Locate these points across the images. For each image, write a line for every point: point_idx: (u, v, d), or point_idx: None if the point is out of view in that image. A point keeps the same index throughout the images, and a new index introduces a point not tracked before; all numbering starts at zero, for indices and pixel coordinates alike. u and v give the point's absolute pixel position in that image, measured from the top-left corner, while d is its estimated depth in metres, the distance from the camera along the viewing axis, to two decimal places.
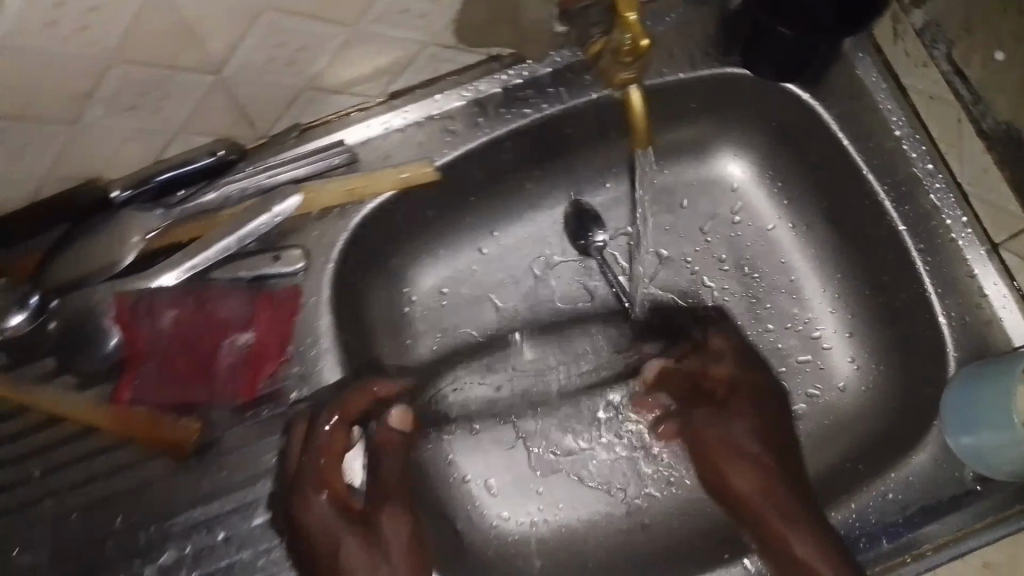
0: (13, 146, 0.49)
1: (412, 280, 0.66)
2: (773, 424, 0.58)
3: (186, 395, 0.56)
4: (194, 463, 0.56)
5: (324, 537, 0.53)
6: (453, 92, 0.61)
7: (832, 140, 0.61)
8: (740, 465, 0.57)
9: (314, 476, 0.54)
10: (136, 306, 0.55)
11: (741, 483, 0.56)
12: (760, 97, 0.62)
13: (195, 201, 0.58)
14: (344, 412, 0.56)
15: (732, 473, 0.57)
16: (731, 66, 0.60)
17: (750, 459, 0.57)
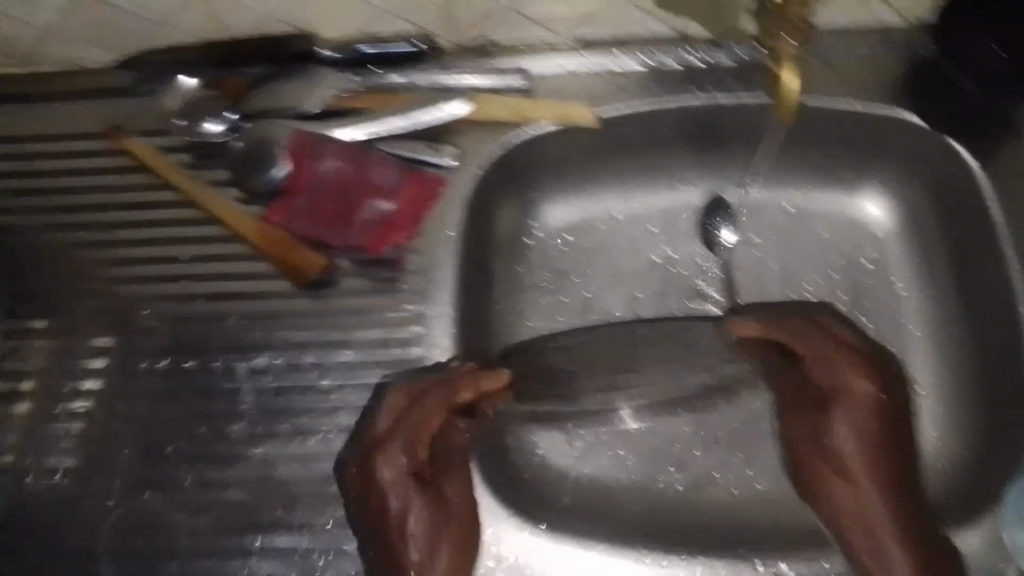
0: None
1: (540, 213, 0.71)
2: (879, 407, 0.58)
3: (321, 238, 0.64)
4: (310, 292, 0.64)
5: (393, 506, 0.56)
6: (635, 55, 0.65)
7: (979, 209, 0.61)
8: (819, 426, 0.58)
9: (402, 442, 0.57)
10: (310, 146, 0.64)
11: (832, 483, 0.57)
12: (918, 149, 0.64)
13: (384, 79, 0.66)
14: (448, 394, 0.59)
15: (838, 429, 0.57)
16: (905, 110, 0.63)
17: (844, 450, 0.57)
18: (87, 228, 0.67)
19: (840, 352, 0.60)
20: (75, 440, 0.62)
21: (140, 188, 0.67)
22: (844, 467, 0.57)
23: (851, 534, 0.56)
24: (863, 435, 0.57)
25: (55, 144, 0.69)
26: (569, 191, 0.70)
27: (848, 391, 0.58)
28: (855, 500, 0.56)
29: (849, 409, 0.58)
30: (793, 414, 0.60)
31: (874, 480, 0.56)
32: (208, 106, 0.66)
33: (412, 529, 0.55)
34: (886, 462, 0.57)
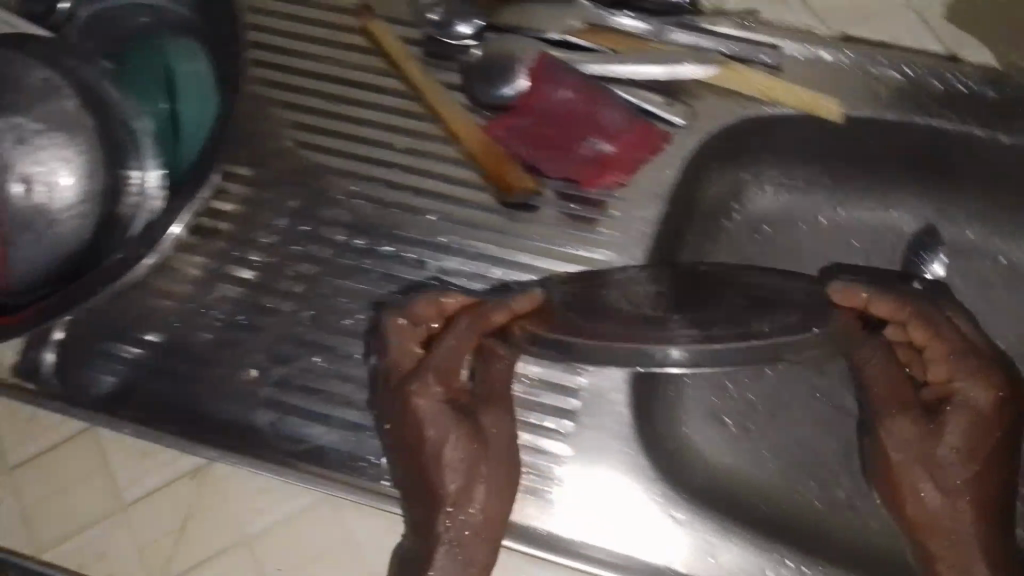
0: None
1: (746, 196, 0.70)
2: (989, 412, 0.51)
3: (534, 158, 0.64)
4: (511, 210, 0.64)
5: (418, 431, 0.51)
6: (897, 63, 0.62)
7: None
8: (927, 433, 0.52)
9: (440, 368, 0.52)
10: (551, 69, 0.63)
11: (920, 485, 0.52)
12: None
13: (629, 24, 0.65)
14: (488, 320, 0.53)
15: (949, 430, 0.51)
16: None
17: (946, 459, 0.51)
18: (309, 96, 0.69)
19: (964, 352, 0.53)
20: (243, 287, 0.64)
21: (369, 71, 0.69)
22: (947, 481, 0.51)
23: (941, 552, 0.51)
24: (971, 450, 0.51)
25: (301, 11, 0.71)
26: (780, 180, 0.69)
27: (967, 398, 0.52)
28: (946, 510, 0.51)
29: (965, 415, 0.51)
30: (887, 418, 0.53)
31: (975, 496, 0.51)
32: (456, 8, 0.67)
33: (455, 467, 0.50)
34: (992, 482, 0.52)
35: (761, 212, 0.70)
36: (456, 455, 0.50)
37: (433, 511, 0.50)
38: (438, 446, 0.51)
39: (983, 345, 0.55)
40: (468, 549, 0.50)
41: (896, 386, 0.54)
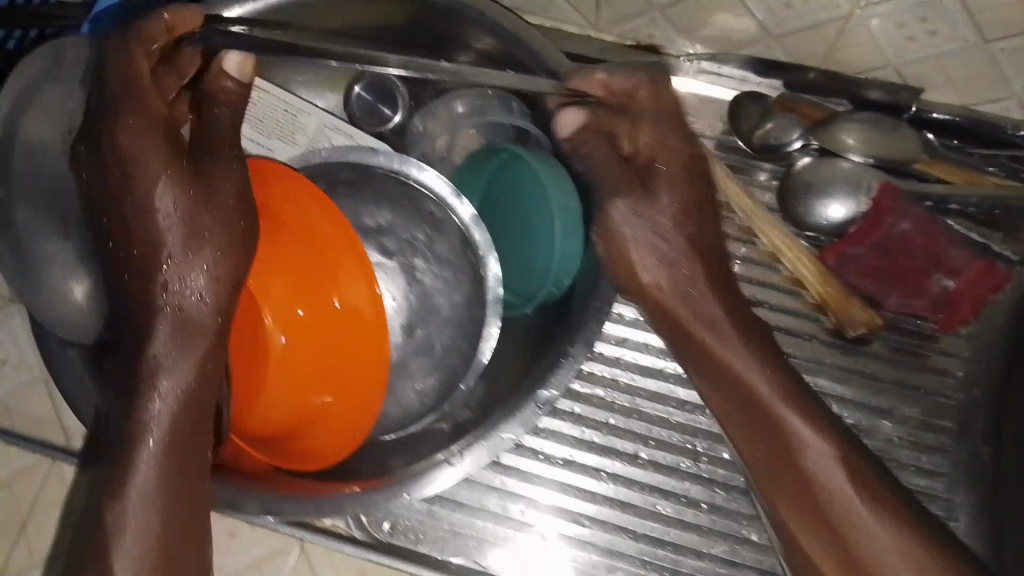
0: (940, 28, 0.56)
1: None
2: (698, 232, 0.50)
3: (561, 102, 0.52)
4: (849, 346, 0.60)
5: (140, 232, 0.42)
6: None
7: None
8: (649, 205, 0.50)
9: (117, 95, 0.42)
10: (896, 201, 0.60)
11: (641, 253, 0.50)
12: None
13: (963, 154, 0.63)
14: (149, 40, 0.43)
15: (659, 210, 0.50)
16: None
17: (678, 257, 0.49)
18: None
19: (681, 164, 0.51)
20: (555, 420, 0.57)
21: None
22: (662, 261, 0.49)
23: (677, 312, 0.49)
24: (692, 276, 0.49)
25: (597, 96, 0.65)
26: None
27: (694, 228, 0.50)
28: (672, 280, 0.49)
29: (694, 256, 0.50)
30: (615, 196, 0.50)
31: (711, 315, 0.48)
32: (786, 124, 0.64)
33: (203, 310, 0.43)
34: (737, 320, 0.48)
35: None
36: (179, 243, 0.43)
37: (148, 322, 0.42)
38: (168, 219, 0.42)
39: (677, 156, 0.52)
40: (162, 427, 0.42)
41: (687, 240, 0.50)
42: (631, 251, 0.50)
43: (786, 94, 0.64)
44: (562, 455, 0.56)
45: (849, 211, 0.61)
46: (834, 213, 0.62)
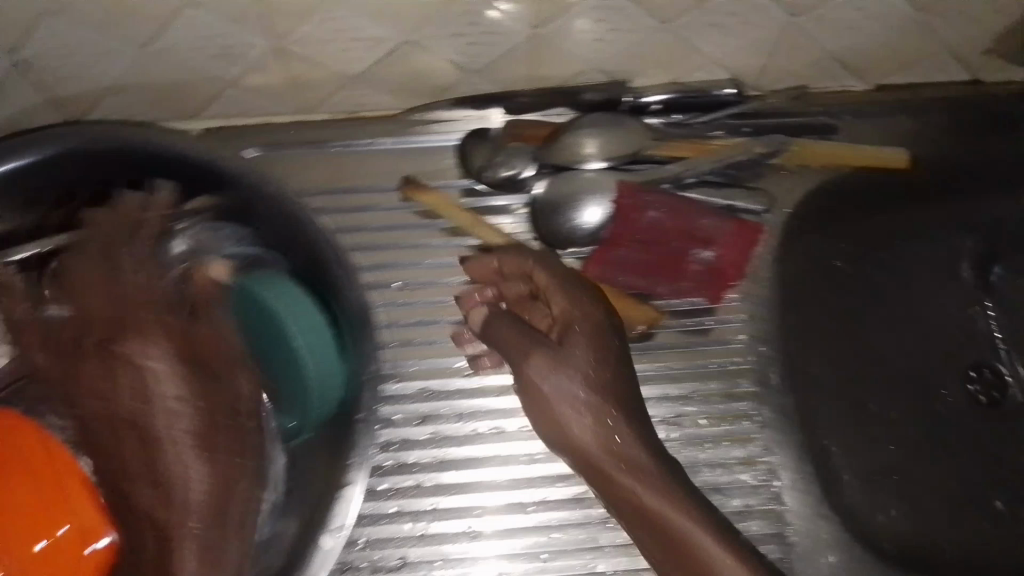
0: (611, 26, 0.58)
1: (820, 255, 0.69)
2: (613, 377, 0.53)
3: (488, 272, 0.59)
4: (639, 347, 0.61)
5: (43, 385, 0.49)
6: (925, 102, 0.68)
7: None
8: (554, 366, 0.52)
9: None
10: (633, 195, 0.62)
11: (561, 410, 0.52)
12: None
13: (690, 126, 0.65)
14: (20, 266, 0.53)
15: (567, 359, 0.53)
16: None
17: (595, 402, 0.52)
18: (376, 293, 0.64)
19: (593, 326, 0.54)
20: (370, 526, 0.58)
21: (435, 244, 0.65)
22: (582, 410, 0.52)
23: (593, 455, 0.52)
24: (603, 411, 0.52)
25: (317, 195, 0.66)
26: (837, 246, 0.70)
27: (613, 377, 0.53)
28: (592, 428, 0.52)
29: (619, 401, 0.53)
30: (528, 357, 0.53)
31: (631, 450, 0.52)
32: (514, 156, 0.64)
33: (207, 476, 0.47)
34: (643, 443, 0.52)
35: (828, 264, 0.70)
36: (179, 397, 0.47)
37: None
38: (168, 380, 0.48)
39: (575, 310, 0.55)
40: (146, 522, 0.46)
41: (605, 387, 0.52)
42: (546, 406, 0.53)
43: (512, 120, 0.64)
44: (399, 556, 0.57)
45: (600, 216, 0.62)
46: (592, 216, 0.62)
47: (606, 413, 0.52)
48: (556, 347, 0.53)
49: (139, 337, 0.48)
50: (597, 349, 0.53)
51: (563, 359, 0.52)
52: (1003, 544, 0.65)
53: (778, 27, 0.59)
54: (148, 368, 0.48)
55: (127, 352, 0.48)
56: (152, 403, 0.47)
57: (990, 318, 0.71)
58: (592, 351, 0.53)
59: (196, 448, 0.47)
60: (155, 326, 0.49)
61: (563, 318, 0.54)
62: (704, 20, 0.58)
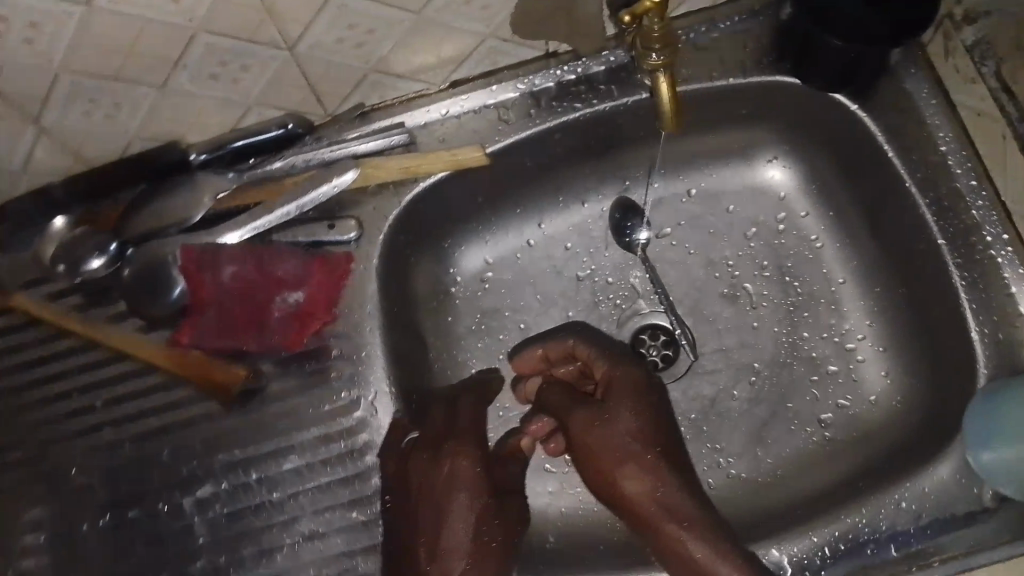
0: (108, 104, 0.56)
1: (455, 259, 0.70)
2: (658, 431, 0.58)
3: (535, 363, 0.66)
4: (239, 404, 0.61)
5: None
6: (509, 84, 0.64)
7: (891, 177, 0.61)
8: (603, 418, 0.58)
9: None
10: (201, 258, 0.60)
11: (614, 463, 0.57)
12: (823, 117, 0.63)
13: (264, 168, 0.63)
14: None
15: (617, 415, 0.58)
16: (836, 93, 0.61)
17: (631, 446, 0.57)
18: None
19: (634, 384, 0.60)
20: None
21: (35, 343, 0.64)
22: (643, 472, 0.56)
23: (635, 498, 0.56)
24: (649, 459, 0.57)
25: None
26: (473, 244, 0.70)
27: (654, 428, 0.58)
28: (637, 475, 0.56)
29: (667, 456, 0.57)
30: (580, 421, 0.59)
31: (662, 490, 0.56)
32: (83, 243, 0.62)
33: (476, 532, 0.56)
34: (675, 479, 0.57)
35: (468, 266, 0.71)
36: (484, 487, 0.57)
37: None
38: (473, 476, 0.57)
39: (628, 370, 0.61)
40: None
41: (649, 434, 0.57)
42: (607, 462, 0.57)
43: (85, 208, 0.63)
44: None
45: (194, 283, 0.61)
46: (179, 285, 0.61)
47: (657, 452, 0.57)
48: (606, 403, 0.59)
49: (454, 443, 0.58)
50: (649, 412, 0.58)
51: (625, 405, 0.58)
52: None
53: (279, 62, 0.56)
54: (458, 442, 0.58)
55: (443, 445, 0.58)
56: (441, 466, 0.57)
57: (646, 282, 0.71)
58: (631, 403, 0.58)
59: (473, 493, 0.56)
60: (464, 432, 0.59)
61: (611, 382, 0.61)
62: (200, 75, 0.55)
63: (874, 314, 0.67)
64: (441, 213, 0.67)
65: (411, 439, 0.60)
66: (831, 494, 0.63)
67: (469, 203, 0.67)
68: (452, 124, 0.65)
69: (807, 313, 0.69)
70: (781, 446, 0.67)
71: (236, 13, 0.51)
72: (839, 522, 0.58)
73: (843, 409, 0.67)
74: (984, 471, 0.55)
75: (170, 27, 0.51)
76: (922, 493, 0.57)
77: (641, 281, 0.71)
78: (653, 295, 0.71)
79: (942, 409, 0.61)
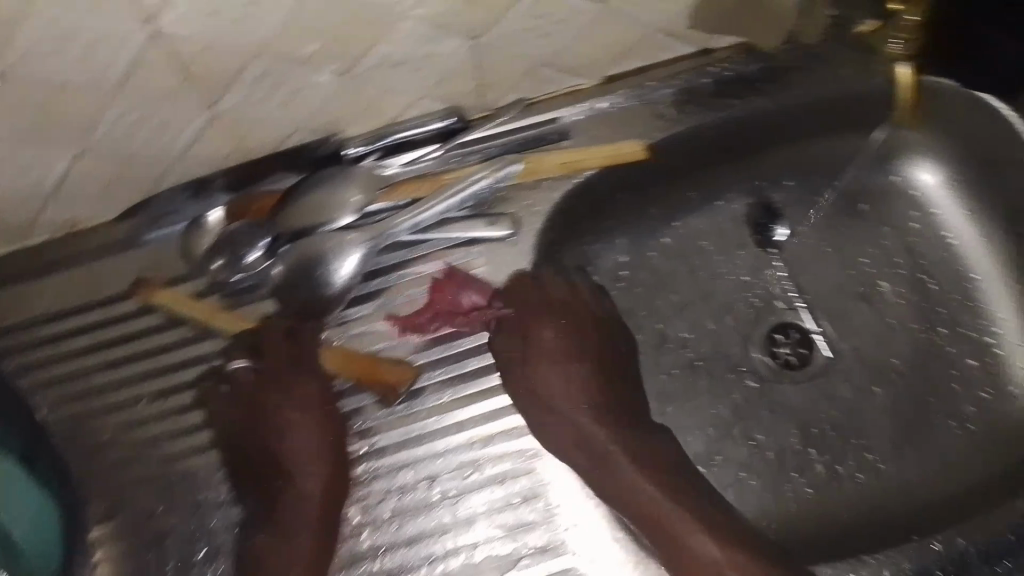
0: (287, 92, 0.54)
1: (593, 258, 0.70)
2: (572, 369, 0.61)
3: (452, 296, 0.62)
4: (403, 408, 0.59)
5: None
6: (666, 81, 0.64)
7: None
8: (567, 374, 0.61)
9: None
10: (454, 275, 0.62)
11: (580, 413, 0.59)
12: (976, 117, 0.64)
13: (418, 163, 0.62)
14: None
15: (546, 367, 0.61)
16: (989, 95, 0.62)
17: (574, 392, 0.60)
18: (110, 428, 0.60)
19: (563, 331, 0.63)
20: None
21: (180, 345, 0.61)
22: (588, 409, 0.59)
23: (579, 434, 0.58)
24: (600, 417, 0.59)
25: (29, 332, 0.62)
26: (610, 244, 0.71)
27: (558, 367, 0.61)
28: (592, 417, 0.59)
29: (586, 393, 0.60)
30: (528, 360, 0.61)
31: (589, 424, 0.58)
32: (238, 239, 0.61)
33: (325, 458, 0.58)
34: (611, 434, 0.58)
35: (605, 264, 0.71)
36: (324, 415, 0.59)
37: None
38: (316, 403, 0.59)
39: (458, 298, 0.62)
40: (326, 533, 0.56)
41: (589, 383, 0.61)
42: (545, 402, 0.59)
43: (236, 198, 0.62)
44: None
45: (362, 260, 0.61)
46: (346, 268, 0.60)
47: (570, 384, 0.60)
48: (532, 364, 0.61)
49: (297, 372, 0.60)
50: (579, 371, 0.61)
51: (555, 367, 0.61)
52: (814, 512, 0.65)
53: (460, 53, 0.55)
54: (302, 385, 0.60)
55: (280, 373, 0.60)
56: (267, 412, 0.59)
57: (783, 281, 0.71)
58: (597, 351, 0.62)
59: (320, 457, 0.58)
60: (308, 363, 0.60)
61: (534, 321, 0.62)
62: (384, 63, 0.54)
63: (1017, 311, 0.67)
64: (591, 209, 0.67)
65: (245, 366, 0.60)
66: (990, 486, 0.62)
67: (613, 195, 0.67)
68: (601, 119, 0.64)
69: (944, 309, 0.69)
70: (929, 442, 0.66)
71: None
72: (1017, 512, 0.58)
73: (986, 402, 0.66)
74: None
75: (376, 9, 0.49)
76: None
77: (777, 281, 0.71)
78: (793, 293, 0.70)
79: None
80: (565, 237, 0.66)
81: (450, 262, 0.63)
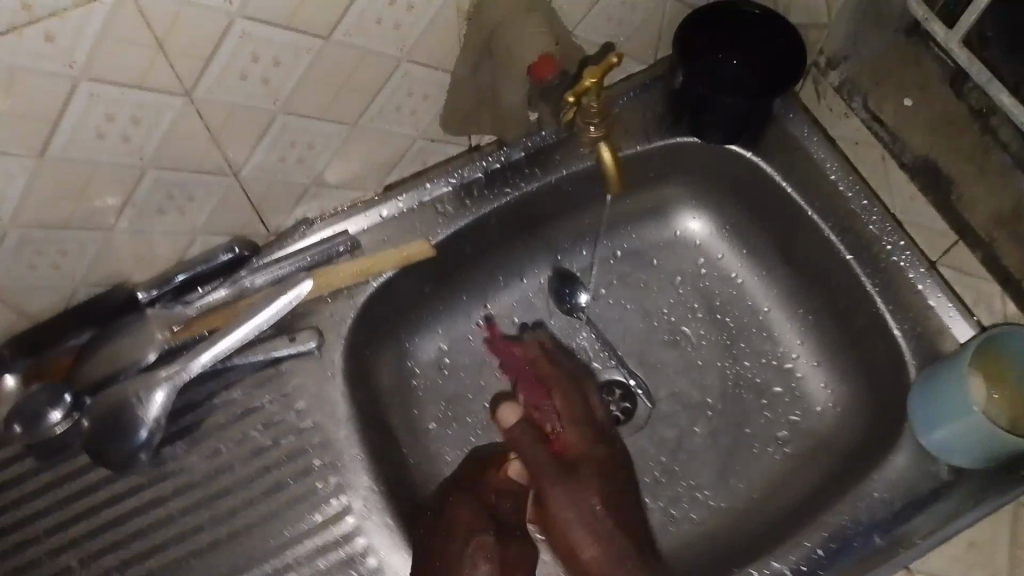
0: (56, 255, 0.55)
1: (411, 352, 0.72)
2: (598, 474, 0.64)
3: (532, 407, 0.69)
4: (226, 538, 0.60)
5: None
6: (441, 179, 0.68)
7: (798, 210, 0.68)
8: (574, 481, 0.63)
9: None
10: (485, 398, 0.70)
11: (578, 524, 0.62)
12: (728, 164, 0.70)
13: (211, 296, 0.63)
14: None
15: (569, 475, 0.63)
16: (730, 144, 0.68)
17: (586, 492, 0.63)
18: None
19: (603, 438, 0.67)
20: None
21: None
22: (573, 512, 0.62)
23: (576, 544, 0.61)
24: (602, 513, 0.62)
25: None
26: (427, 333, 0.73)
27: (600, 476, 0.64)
28: (585, 518, 0.62)
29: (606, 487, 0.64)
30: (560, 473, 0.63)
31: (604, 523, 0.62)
32: (36, 400, 0.61)
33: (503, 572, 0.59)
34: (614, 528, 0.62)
35: (421, 358, 0.73)
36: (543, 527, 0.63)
37: None
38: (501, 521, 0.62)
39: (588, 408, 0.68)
40: None
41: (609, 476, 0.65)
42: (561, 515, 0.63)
43: (29, 362, 0.61)
44: None
45: (167, 398, 0.60)
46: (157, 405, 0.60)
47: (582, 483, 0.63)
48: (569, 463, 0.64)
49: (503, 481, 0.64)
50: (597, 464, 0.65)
51: (582, 474, 0.64)
52: None
53: (223, 189, 0.58)
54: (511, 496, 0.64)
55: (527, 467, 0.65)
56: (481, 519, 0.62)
57: (593, 342, 0.74)
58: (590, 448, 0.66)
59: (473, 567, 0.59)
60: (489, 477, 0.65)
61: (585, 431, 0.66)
62: (147, 211, 0.56)
63: (804, 334, 0.73)
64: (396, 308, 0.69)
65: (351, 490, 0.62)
66: (806, 503, 0.66)
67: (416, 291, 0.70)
68: (389, 223, 0.68)
69: (743, 342, 0.74)
70: (750, 472, 0.70)
71: (185, 142, 0.53)
72: (827, 527, 0.61)
73: (797, 424, 0.71)
74: (939, 450, 0.60)
75: (119, 165, 0.51)
76: (896, 484, 0.62)
77: (587, 343, 0.74)
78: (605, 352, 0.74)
79: (886, 401, 0.66)
80: (375, 339, 0.68)
81: (261, 385, 0.64)
